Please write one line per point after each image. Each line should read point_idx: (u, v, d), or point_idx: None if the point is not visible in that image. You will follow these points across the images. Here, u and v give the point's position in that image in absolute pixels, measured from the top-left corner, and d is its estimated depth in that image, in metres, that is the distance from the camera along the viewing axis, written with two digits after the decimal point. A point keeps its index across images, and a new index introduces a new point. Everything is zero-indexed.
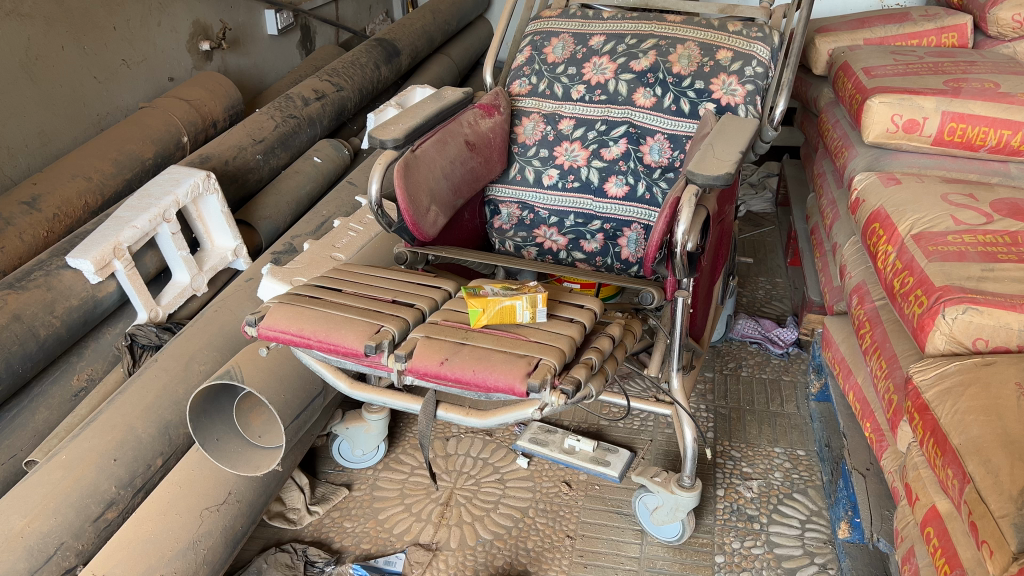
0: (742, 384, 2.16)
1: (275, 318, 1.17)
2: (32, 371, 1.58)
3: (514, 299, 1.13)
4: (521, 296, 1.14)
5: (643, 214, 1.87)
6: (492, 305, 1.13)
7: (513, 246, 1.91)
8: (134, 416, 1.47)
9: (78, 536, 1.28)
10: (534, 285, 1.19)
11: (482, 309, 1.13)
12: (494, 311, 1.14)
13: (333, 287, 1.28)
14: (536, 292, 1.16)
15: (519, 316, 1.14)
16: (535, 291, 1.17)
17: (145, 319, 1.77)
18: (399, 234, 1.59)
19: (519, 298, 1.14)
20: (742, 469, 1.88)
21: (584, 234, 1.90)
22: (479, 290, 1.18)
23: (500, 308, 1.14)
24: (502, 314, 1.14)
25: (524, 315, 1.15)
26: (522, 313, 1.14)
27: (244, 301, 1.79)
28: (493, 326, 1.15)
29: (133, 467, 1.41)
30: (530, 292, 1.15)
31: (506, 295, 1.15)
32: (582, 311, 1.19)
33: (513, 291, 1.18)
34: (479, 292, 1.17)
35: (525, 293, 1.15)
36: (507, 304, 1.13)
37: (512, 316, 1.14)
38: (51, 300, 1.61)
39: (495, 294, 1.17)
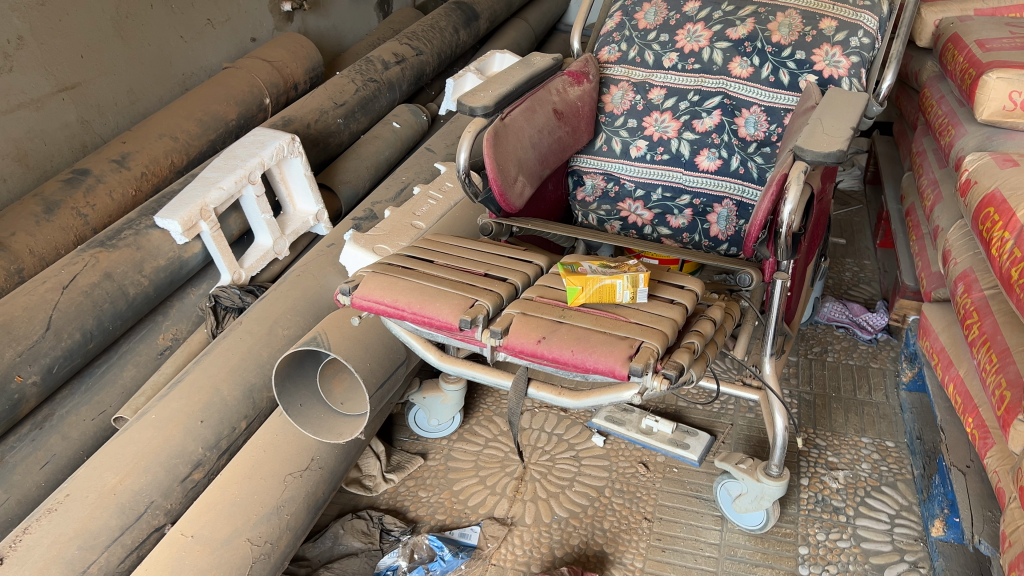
0: (827, 370, 2.08)
1: (369, 287, 1.15)
2: (121, 329, 1.60)
3: (615, 277, 1.08)
4: (622, 275, 1.08)
5: (736, 190, 1.80)
6: (591, 283, 1.08)
7: (596, 220, 1.87)
8: (219, 378, 1.47)
9: (167, 495, 1.29)
10: (635, 262, 1.13)
11: (580, 287, 1.08)
12: (593, 289, 1.09)
13: (424, 258, 1.25)
14: (638, 271, 1.10)
15: (619, 295, 1.09)
16: (636, 269, 1.11)
17: (229, 280, 1.78)
18: (485, 204, 1.56)
19: (620, 276, 1.08)
20: (827, 459, 1.82)
21: (671, 209, 1.85)
22: (578, 266, 1.13)
23: (600, 286, 1.09)
24: (601, 293, 1.09)
25: (625, 295, 1.09)
26: (623, 292, 1.09)
27: (326, 268, 1.79)
28: (590, 305, 1.10)
29: (219, 429, 1.41)
30: (631, 271, 1.10)
31: (605, 273, 1.10)
32: (684, 292, 1.14)
33: (613, 268, 1.13)
34: (577, 269, 1.12)
35: (626, 271, 1.10)
36: (607, 282, 1.08)
37: (612, 295, 1.09)
38: (140, 259, 1.62)
39: (594, 271, 1.12)
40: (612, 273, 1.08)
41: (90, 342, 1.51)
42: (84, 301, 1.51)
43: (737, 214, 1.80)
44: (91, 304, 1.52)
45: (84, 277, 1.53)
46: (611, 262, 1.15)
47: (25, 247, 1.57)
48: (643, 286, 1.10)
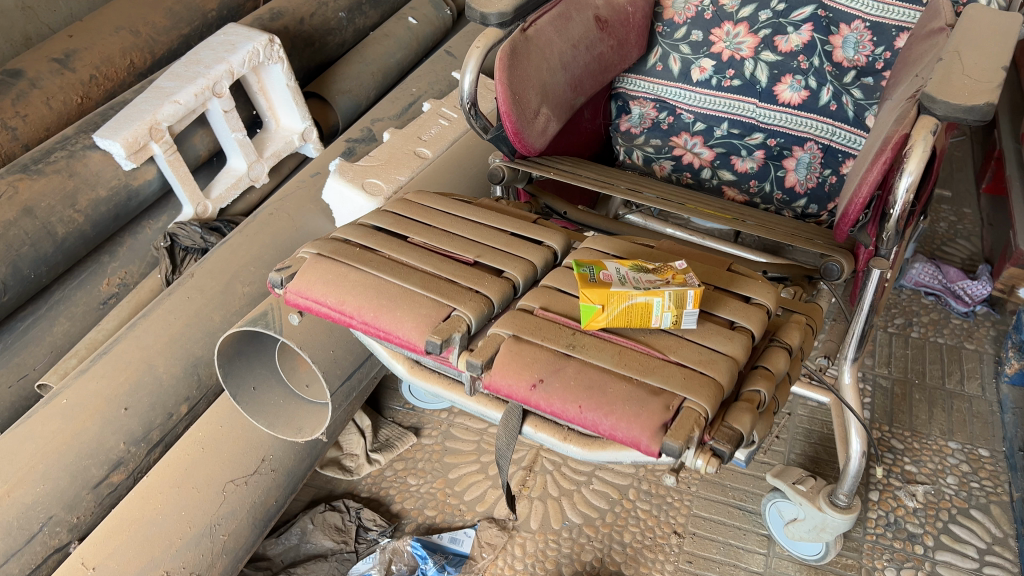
0: (910, 349, 1.73)
1: (308, 279, 0.82)
2: (49, 276, 1.31)
3: (653, 294, 0.74)
4: (663, 290, 0.74)
5: (823, 131, 1.40)
6: (616, 300, 0.74)
7: (643, 159, 1.53)
8: (155, 350, 1.18)
9: (72, 508, 1.03)
10: (685, 267, 0.79)
11: (600, 305, 0.74)
12: (619, 309, 0.75)
13: (396, 231, 0.92)
14: (687, 284, 0.76)
15: (655, 317, 0.75)
16: (684, 280, 0.77)
17: (190, 214, 1.48)
18: (496, 143, 1.20)
19: (659, 294, 0.74)
20: (904, 468, 1.49)
21: (737, 148, 1.48)
22: (601, 266, 0.79)
23: (628, 304, 0.74)
24: (630, 314, 0.75)
25: (665, 318, 0.76)
26: (661, 314, 0.75)
27: (306, 205, 1.47)
28: (613, 329, 0.76)
29: (149, 418, 1.14)
30: (676, 284, 0.76)
31: (640, 283, 0.75)
32: (750, 311, 0.80)
33: (652, 275, 0.78)
34: (600, 273, 0.77)
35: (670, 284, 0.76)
36: (639, 299, 0.74)
37: (646, 317, 0.75)
38: (73, 189, 1.32)
39: (623, 277, 0.77)
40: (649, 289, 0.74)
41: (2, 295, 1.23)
42: None
43: (821, 160, 1.41)
44: (4, 248, 1.23)
45: None
46: (649, 264, 0.80)
47: None
48: (691, 306, 0.75)
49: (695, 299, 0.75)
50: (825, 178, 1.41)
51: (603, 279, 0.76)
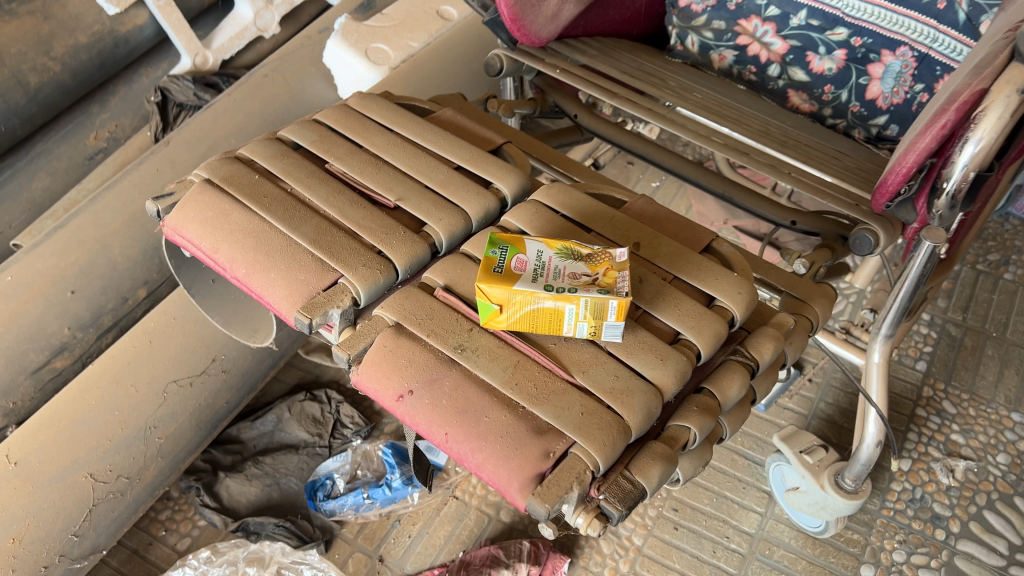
0: (996, 295, 1.49)
1: (186, 214, 0.69)
2: (26, 128, 1.23)
3: (563, 300, 0.58)
4: (577, 296, 0.58)
5: (923, 34, 1.11)
6: (516, 303, 0.59)
7: (699, 46, 1.29)
8: (112, 229, 1.11)
9: (7, 392, 1.01)
10: (623, 261, 0.62)
11: (497, 306, 0.59)
12: (521, 313, 0.59)
13: (317, 152, 0.77)
14: (613, 289, 0.59)
15: (568, 326, 0.60)
16: (615, 282, 0.60)
17: (187, 66, 1.36)
18: (496, 31, 1.00)
19: (571, 300, 0.58)
20: (949, 437, 1.31)
21: (815, 44, 1.20)
22: (518, 247, 0.63)
23: (532, 309, 0.59)
24: (536, 320, 0.60)
25: (581, 328, 0.60)
26: (575, 324, 0.60)
27: (307, 68, 1.32)
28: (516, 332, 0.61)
29: (100, 302, 1.08)
30: (599, 287, 0.59)
31: (553, 281, 0.59)
32: (703, 321, 0.63)
33: (579, 266, 0.62)
34: (512, 258, 0.61)
35: (592, 286, 0.59)
36: (546, 304, 0.59)
37: (556, 324, 0.60)
38: (48, 34, 1.20)
39: (539, 268, 0.61)
40: (558, 294, 0.58)
41: None
42: None
43: (914, 72, 1.13)
44: None
45: None
46: (584, 248, 0.63)
47: None
48: (615, 317, 0.59)
49: (618, 311, 0.58)
50: (915, 95, 1.14)
51: (509, 270, 0.60)
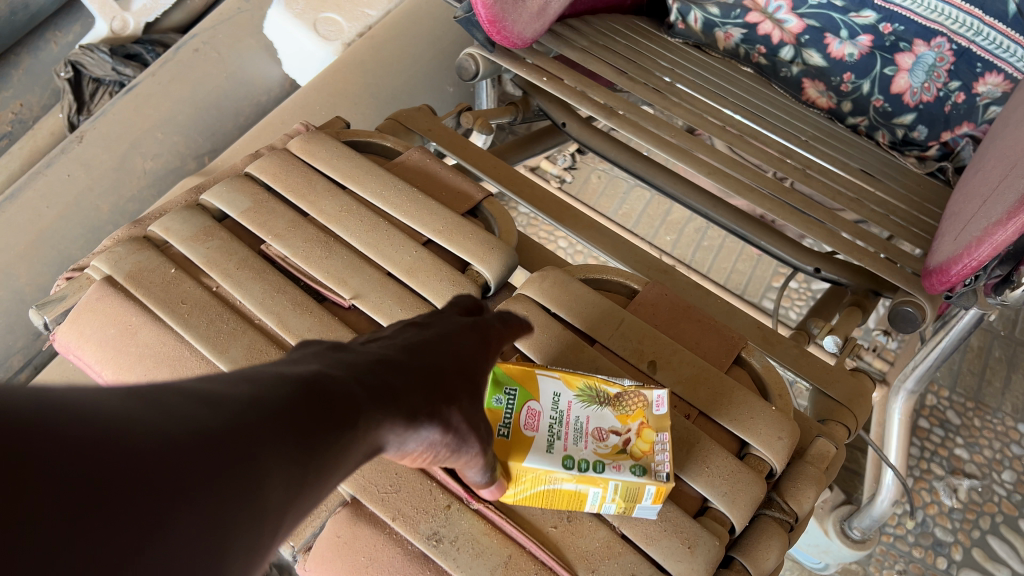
0: None
1: (81, 329, 0.55)
2: None
3: (588, 482, 0.45)
4: (605, 480, 0.45)
5: (963, 25, 0.96)
6: (527, 481, 0.46)
7: (702, 24, 1.10)
8: (18, 252, 0.95)
9: None
10: (662, 416, 0.48)
11: (506, 485, 0.46)
12: (533, 492, 0.47)
13: (250, 226, 0.61)
14: (649, 465, 0.46)
15: (590, 505, 0.47)
16: (653, 450, 0.47)
17: (104, 34, 1.15)
18: (470, 28, 0.83)
19: (598, 486, 0.45)
20: (954, 452, 1.22)
21: (836, 26, 1.04)
22: (528, 389, 0.49)
23: (548, 487, 0.46)
24: (551, 498, 0.47)
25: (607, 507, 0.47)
26: (601, 503, 0.47)
27: (246, 41, 1.13)
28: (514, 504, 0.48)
29: (7, 341, 0.93)
30: (633, 463, 0.46)
31: (576, 452, 0.46)
32: (736, 483, 0.51)
33: (609, 421, 0.48)
34: (521, 410, 0.48)
35: (622, 459, 0.46)
36: (566, 484, 0.46)
37: (576, 502, 0.47)
38: None
39: (555, 426, 0.48)
40: (582, 476, 0.45)
41: None
42: None
43: (950, 67, 0.99)
44: None
45: None
46: (611, 385, 0.50)
47: None
48: (651, 499, 0.46)
49: (655, 497, 0.45)
50: (948, 94, 0.99)
51: (519, 431, 0.47)
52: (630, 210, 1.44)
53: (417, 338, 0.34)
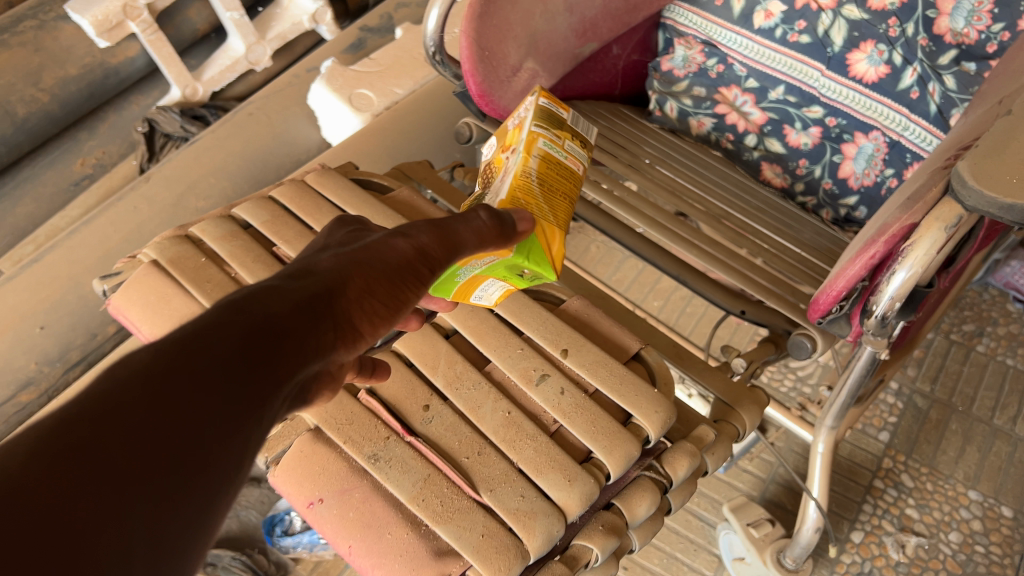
0: (968, 367, 1.49)
1: (129, 297, 0.72)
2: (12, 155, 1.26)
3: (533, 141, 0.65)
4: (533, 129, 0.66)
5: (894, 121, 1.11)
6: (526, 195, 0.61)
7: (677, 112, 1.28)
8: (87, 266, 1.14)
9: None
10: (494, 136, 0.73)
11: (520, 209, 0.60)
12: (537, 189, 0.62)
13: (266, 234, 0.79)
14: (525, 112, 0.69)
15: (563, 155, 0.67)
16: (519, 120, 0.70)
17: (176, 98, 1.38)
18: (464, 100, 1.02)
19: (535, 135, 0.65)
20: (904, 512, 1.32)
21: (792, 118, 1.21)
22: None
23: (534, 178, 0.63)
24: (549, 185, 0.64)
25: (570, 150, 0.68)
26: (563, 149, 0.67)
27: (293, 109, 1.34)
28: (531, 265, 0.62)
29: (69, 338, 1.12)
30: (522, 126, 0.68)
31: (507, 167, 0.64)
32: (616, 440, 0.65)
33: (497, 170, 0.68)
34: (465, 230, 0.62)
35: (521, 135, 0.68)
36: (534, 163, 0.64)
37: (562, 167, 0.66)
38: (39, 66, 1.23)
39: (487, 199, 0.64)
40: (525, 144, 0.64)
41: None
42: None
43: (885, 156, 1.13)
44: None
45: None
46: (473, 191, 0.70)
47: None
48: (555, 113, 0.69)
49: (554, 100, 0.69)
50: (884, 180, 1.13)
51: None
52: (623, 277, 1.60)
53: (330, 248, 0.46)
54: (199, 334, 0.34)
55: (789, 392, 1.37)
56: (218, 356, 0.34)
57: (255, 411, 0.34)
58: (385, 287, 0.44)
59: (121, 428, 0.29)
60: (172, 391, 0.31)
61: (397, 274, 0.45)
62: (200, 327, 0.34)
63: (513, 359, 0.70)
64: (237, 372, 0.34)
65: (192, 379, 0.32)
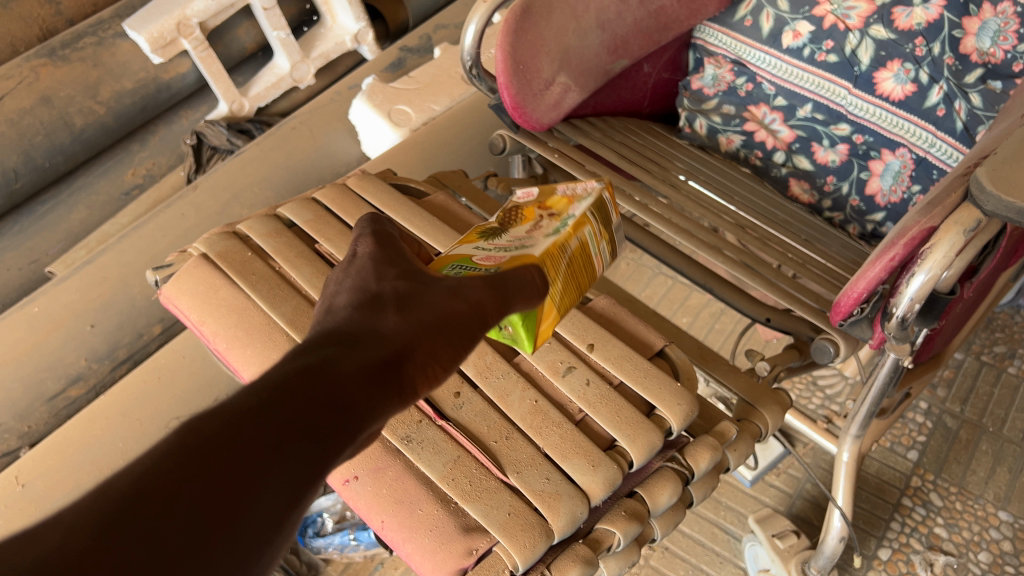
0: (1000, 388, 1.48)
1: (179, 287, 0.76)
2: (68, 164, 1.33)
3: (581, 224, 0.64)
4: (586, 214, 0.65)
5: (921, 138, 1.12)
6: (553, 269, 0.60)
7: (707, 130, 1.31)
8: (135, 268, 1.20)
9: (24, 417, 1.09)
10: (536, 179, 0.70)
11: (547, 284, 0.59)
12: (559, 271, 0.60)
13: (309, 232, 0.83)
14: (581, 189, 0.68)
15: (593, 254, 0.66)
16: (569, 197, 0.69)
17: (223, 112, 1.44)
18: (499, 112, 1.06)
19: (586, 222, 0.64)
20: (933, 530, 1.31)
21: (819, 136, 1.23)
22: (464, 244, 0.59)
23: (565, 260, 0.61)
24: (570, 272, 0.63)
25: (601, 252, 0.67)
26: (598, 245, 0.67)
27: (335, 124, 1.39)
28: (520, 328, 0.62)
29: (117, 337, 1.17)
30: (575, 198, 0.66)
31: (543, 229, 0.62)
32: (640, 429, 0.67)
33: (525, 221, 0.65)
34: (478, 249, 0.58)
35: (569, 204, 0.66)
36: (571, 245, 0.62)
37: (587, 262, 0.65)
38: (96, 80, 1.30)
39: (509, 237, 0.61)
40: (574, 224, 0.63)
41: (16, 182, 1.26)
42: (7, 131, 1.22)
43: (912, 173, 1.14)
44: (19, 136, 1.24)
45: (14, 100, 1.22)
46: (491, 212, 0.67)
47: None
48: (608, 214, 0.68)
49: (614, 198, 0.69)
50: (911, 196, 1.14)
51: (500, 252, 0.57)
52: (652, 293, 1.62)
53: (376, 291, 0.45)
54: (245, 417, 0.34)
55: (816, 409, 1.38)
56: (264, 440, 0.34)
57: (301, 499, 0.34)
58: (435, 346, 0.44)
59: (170, 515, 0.29)
60: (221, 478, 0.31)
61: (441, 336, 0.44)
62: (247, 408, 0.34)
63: (541, 351, 0.72)
64: (287, 461, 0.34)
65: (227, 473, 0.32)
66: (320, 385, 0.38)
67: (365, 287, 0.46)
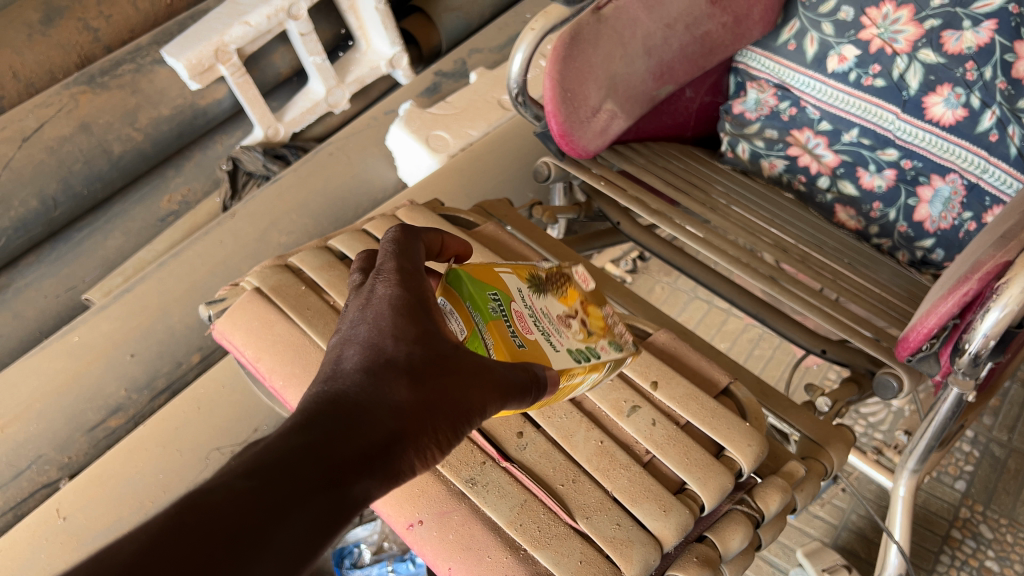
0: None
1: (233, 322, 0.75)
2: (105, 191, 1.33)
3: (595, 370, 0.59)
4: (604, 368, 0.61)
5: (973, 164, 1.10)
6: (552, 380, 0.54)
7: (749, 154, 1.30)
8: (175, 296, 1.19)
9: (64, 448, 1.09)
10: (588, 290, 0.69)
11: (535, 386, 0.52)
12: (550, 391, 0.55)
13: None
14: (617, 343, 0.65)
15: (570, 391, 0.61)
16: (604, 327, 0.66)
17: (259, 138, 1.43)
18: (544, 140, 1.05)
19: (599, 369, 0.59)
20: (983, 564, 1.28)
21: (865, 161, 1.20)
22: (506, 297, 0.55)
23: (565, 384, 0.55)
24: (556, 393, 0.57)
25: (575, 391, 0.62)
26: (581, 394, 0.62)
27: (371, 149, 1.39)
28: None
29: (156, 366, 1.16)
30: (607, 345, 0.64)
31: (566, 339, 0.58)
32: (710, 472, 0.65)
33: (559, 309, 0.62)
34: (512, 315, 0.54)
35: (597, 343, 0.62)
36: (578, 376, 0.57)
37: (562, 394, 0.60)
38: (134, 107, 1.30)
39: (537, 319, 0.57)
40: (597, 361, 0.58)
41: (53, 210, 1.26)
42: (47, 159, 1.22)
43: (963, 199, 1.12)
44: (59, 164, 1.24)
45: (54, 127, 1.22)
46: (540, 270, 0.64)
47: (8, 69, 1.24)
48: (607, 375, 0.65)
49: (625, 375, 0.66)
50: (962, 223, 1.12)
51: (523, 334, 0.53)
52: (688, 318, 1.60)
53: (383, 351, 0.39)
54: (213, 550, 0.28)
55: (860, 438, 1.35)
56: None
57: None
58: (439, 430, 0.38)
59: None
60: None
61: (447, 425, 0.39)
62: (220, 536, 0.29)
63: (603, 390, 0.70)
64: None
65: None
66: (318, 470, 0.33)
67: (377, 343, 0.39)
